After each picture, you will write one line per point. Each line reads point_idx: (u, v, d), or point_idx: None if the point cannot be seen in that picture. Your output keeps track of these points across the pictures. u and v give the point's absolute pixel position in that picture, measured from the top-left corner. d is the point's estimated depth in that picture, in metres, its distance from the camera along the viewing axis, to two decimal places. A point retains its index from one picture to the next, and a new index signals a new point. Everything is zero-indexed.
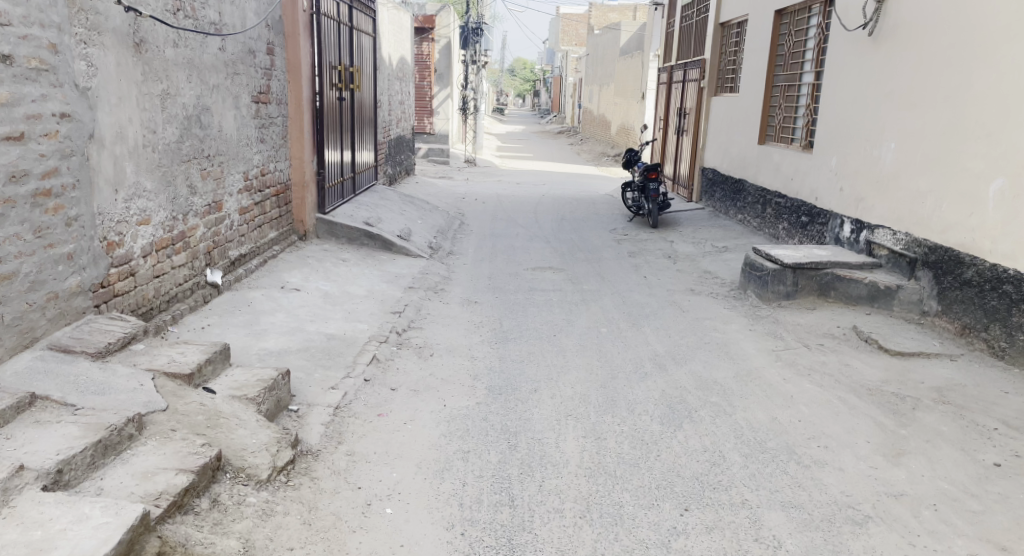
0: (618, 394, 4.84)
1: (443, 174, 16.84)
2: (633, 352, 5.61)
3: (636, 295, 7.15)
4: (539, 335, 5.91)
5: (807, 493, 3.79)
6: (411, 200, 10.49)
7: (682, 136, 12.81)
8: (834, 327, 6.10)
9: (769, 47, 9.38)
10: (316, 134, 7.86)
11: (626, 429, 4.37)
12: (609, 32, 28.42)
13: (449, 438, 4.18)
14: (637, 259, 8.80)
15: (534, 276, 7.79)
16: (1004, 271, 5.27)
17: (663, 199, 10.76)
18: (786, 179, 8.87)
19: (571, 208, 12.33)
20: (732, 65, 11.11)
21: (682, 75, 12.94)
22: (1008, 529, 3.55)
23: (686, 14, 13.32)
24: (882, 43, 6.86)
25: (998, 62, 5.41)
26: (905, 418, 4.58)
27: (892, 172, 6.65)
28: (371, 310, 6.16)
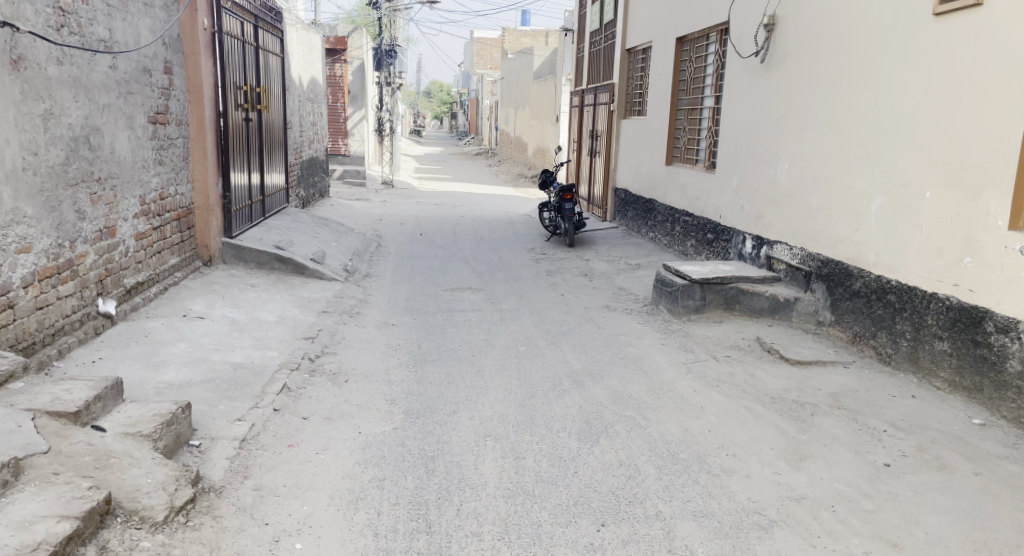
0: (538, 412, 4.96)
1: (359, 196, 16.74)
2: (551, 369, 5.75)
3: (554, 314, 7.31)
4: (457, 356, 5.99)
5: (716, 501, 3.97)
6: (325, 223, 10.43)
7: (595, 157, 13.15)
8: (739, 339, 6.38)
9: (672, 73, 9.80)
10: (221, 155, 7.77)
11: (543, 447, 4.48)
12: (521, 54, 29.04)
13: (364, 466, 4.21)
14: (555, 277, 8.99)
15: (452, 297, 7.88)
16: (887, 281, 5.61)
17: (579, 218, 11.02)
18: (692, 199, 9.22)
19: (489, 228, 12.49)
20: (639, 89, 11.47)
21: (593, 98, 13.31)
22: (898, 526, 3.78)
23: (594, 40, 13.72)
24: (772, 69, 7.27)
25: (871, 87, 5.79)
26: (804, 423, 4.84)
27: (789, 189, 7.01)
28: (282, 337, 6.12)
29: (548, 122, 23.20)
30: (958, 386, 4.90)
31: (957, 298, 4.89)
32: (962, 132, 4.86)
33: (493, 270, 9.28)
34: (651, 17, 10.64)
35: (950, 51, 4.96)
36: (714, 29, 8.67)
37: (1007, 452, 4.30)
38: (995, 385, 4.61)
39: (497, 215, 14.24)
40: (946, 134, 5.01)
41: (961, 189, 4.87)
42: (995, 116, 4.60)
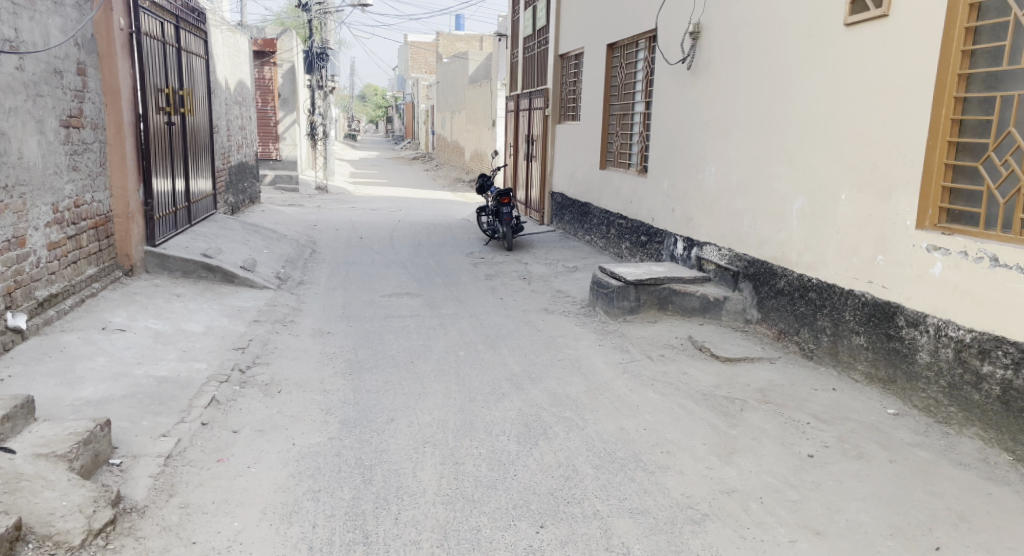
0: (476, 417, 5.02)
1: (292, 201, 16.58)
2: (490, 373, 5.82)
3: (493, 317, 7.39)
4: (395, 363, 6.01)
5: (651, 498, 4.09)
6: (256, 229, 10.26)
7: (531, 162, 13.28)
8: (673, 338, 6.55)
9: (604, 80, 9.99)
10: (142, 160, 7.62)
11: (483, 452, 4.55)
12: (457, 58, 29.08)
13: (298, 478, 4.21)
14: (494, 281, 9.07)
15: (389, 303, 7.89)
16: (808, 279, 5.84)
17: (516, 222, 11.13)
18: (626, 202, 9.40)
19: (427, 233, 12.51)
20: (572, 94, 11.64)
21: (528, 103, 13.45)
22: (822, 512, 3.92)
23: (527, 45, 13.86)
24: (698, 75, 7.49)
25: (790, 93, 6.02)
26: (734, 418, 5.00)
27: (716, 191, 7.22)
28: (209, 348, 6.05)
29: (485, 126, 23.29)
30: (875, 378, 5.12)
31: (872, 294, 5.13)
32: (872, 137, 5.10)
33: (432, 275, 9.32)
34: (582, 24, 10.82)
35: (860, 59, 5.20)
36: (643, 36, 8.88)
37: (918, 439, 4.47)
38: (907, 375, 4.83)
39: (435, 219, 14.27)
40: (858, 138, 5.25)
41: (873, 191, 5.11)
42: (901, 121, 4.84)
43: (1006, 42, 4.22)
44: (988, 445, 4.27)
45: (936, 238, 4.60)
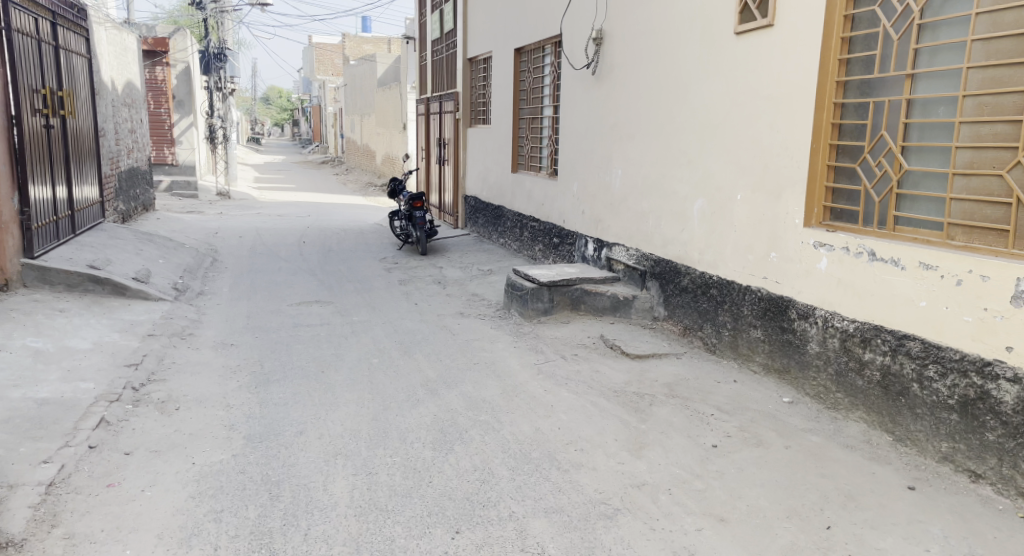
0: (390, 425, 5.02)
1: (191, 208, 16.13)
2: (405, 380, 5.83)
3: (406, 323, 7.40)
4: (305, 374, 5.95)
5: (565, 496, 4.14)
6: (150, 238, 9.89)
7: (444, 165, 13.33)
8: (585, 337, 6.70)
9: (513, 84, 10.13)
10: (16, 166, 7.28)
11: (397, 460, 4.55)
12: (365, 61, 28.84)
13: (197, 499, 4.10)
14: (408, 286, 9.07)
15: (298, 312, 7.81)
16: (709, 277, 6.09)
17: (429, 226, 11.15)
18: (537, 205, 9.56)
19: (337, 239, 12.38)
20: (482, 98, 11.75)
21: (438, 107, 13.50)
22: (727, 500, 4.05)
23: (435, 48, 13.90)
24: (602, 80, 7.69)
25: (688, 98, 6.26)
26: (643, 413, 5.14)
27: (623, 193, 7.43)
28: (98, 366, 5.82)
29: (395, 130, 23.19)
30: (771, 369, 5.39)
31: (767, 289, 5.40)
32: (762, 140, 5.37)
33: (343, 282, 9.26)
34: (489, 29, 10.94)
35: (750, 66, 5.47)
36: (549, 41, 9.06)
37: (811, 425, 4.73)
38: (800, 365, 5.11)
39: (345, 225, 14.14)
40: (750, 141, 5.51)
41: (765, 192, 5.38)
42: (787, 125, 5.11)
43: (877, 51, 4.52)
44: (872, 427, 4.55)
45: (821, 235, 4.88)
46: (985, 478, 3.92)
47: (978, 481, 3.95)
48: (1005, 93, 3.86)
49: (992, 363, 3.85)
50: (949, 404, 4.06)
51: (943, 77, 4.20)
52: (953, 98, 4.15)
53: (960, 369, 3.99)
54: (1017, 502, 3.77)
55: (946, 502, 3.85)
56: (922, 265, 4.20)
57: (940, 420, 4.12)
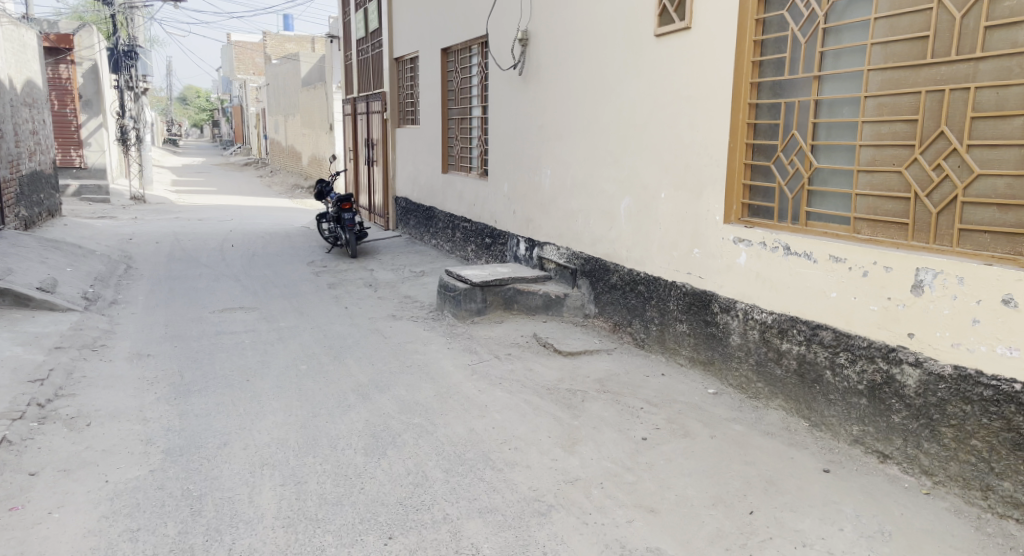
0: (320, 431, 4.95)
1: (103, 213, 15.62)
2: (335, 386, 5.78)
3: (336, 328, 7.34)
4: (228, 383, 5.84)
5: (500, 495, 4.16)
6: (57, 245, 9.54)
7: (372, 166, 13.26)
8: (518, 336, 6.76)
9: (440, 84, 10.15)
10: None
11: (327, 467, 4.47)
12: (287, 60, 28.38)
13: (112, 519, 3.96)
14: (337, 290, 9.00)
15: (220, 319, 7.67)
16: (637, 273, 6.23)
17: (359, 229, 11.07)
18: (469, 206, 9.60)
19: (262, 243, 12.18)
20: (410, 98, 11.73)
21: (365, 107, 13.42)
22: (656, 492, 4.15)
23: (361, 48, 13.80)
24: (529, 81, 7.78)
25: (612, 98, 6.39)
26: (576, 410, 5.22)
27: (552, 193, 7.54)
28: (3, 382, 5.57)
29: (322, 130, 22.91)
30: (696, 361, 5.56)
31: (691, 284, 5.56)
32: (683, 140, 5.53)
33: (268, 287, 9.11)
34: (415, 28, 10.93)
35: (670, 68, 5.62)
36: (476, 41, 9.11)
37: (734, 415, 4.91)
38: (723, 356, 5.28)
39: (271, 228, 13.92)
40: (672, 141, 5.67)
41: (687, 190, 5.54)
42: (706, 125, 5.28)
43: (786, 54, 4.72)
44: (790, 414, 4.75)
45: (740, 231, 5.07)
46: (892, 458, 4.13)
47: (885, 461, 4.16)
48: (902, 93, 4.08)
49: (896, 349, 4.06)
50: (858, 389, 4.27)
51: (847, 79, 4.41)
52: (856, 99, 4.36)
53: (868, 356, 4.20)
54: (920, 480, 3.98)
55: (857, 482, 4.05)
56: (832, 258, 4.40)
57: (851, 405, 4.33)
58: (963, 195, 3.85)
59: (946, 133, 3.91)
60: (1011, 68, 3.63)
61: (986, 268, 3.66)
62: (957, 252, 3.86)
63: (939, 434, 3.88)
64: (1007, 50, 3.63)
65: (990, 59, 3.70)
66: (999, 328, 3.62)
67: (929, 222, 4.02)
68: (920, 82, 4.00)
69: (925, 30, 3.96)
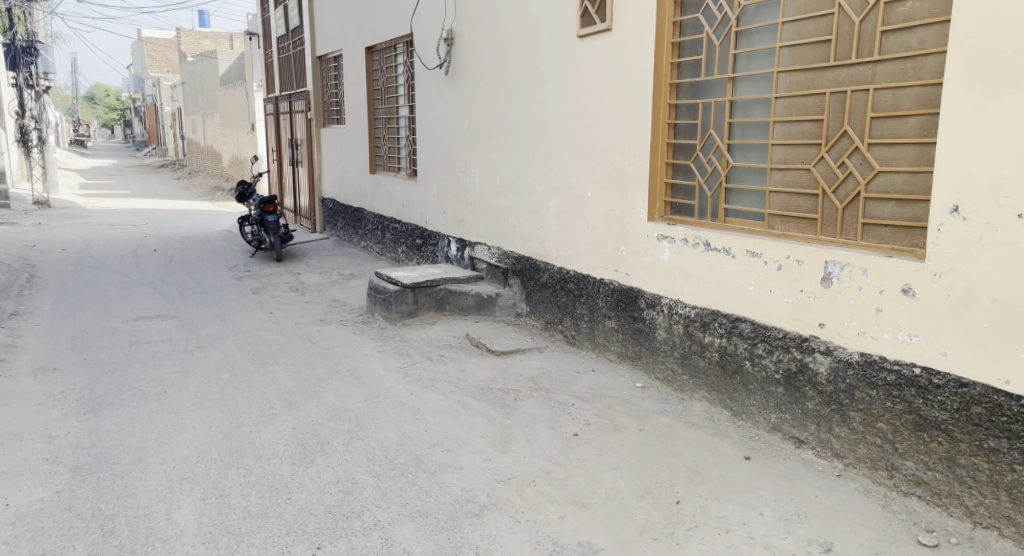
0: (244, 442, 4.87)
1: (4, 220, 14.98)
2: (260, 393, 5.70)
3: (261, 334, 7.23)
4: (144, 395, 5.69)
5: (432, 498, 4.18)
6: None
7: (297, 168, 13.09)
8: (451, 337, 6.79)
9: (366, 83, 10.09)
10: None
11: (252, 479, 4.40)
12: (204, 59, 27.72)
13: (17, 544, 3.81)
14: (261, 295, 8.85)
15: (134, 329, 7.46)
16: (566, 272, 6.33)
17: (284, 231, 10.91)
18: (398, 207, 9.58)
19: (180, 248, 11.88)
20: (335, 98, 11.62)
21: (288, 107, 13.23)
22: (588, 487, 4.23)
23: (281, 46, 13.60)
24: (456, 81, 7.81)
25: (538, 98, 6.47)
26: (509, 408, 5.28)
27: (482, 193, 7.59)
28: None
29: (243, 131, 22.45)
30: (625, 357, 5.68)
31: (618, 281, 5.69)
32: (607, 140, 5.65)
33: (187, 294, 8.90)
34: (338, 26, 10.84)
35: (593, 69, 5.74)
36: (401, 40, 9.10)
37: (661, 407, 5.04)
38: (649, 351, 5.42)
39: (189, 232, 13.59)
40: (597, 140, 5.78)
41: (612, 189, 5.66)
42: (630, 125, 5.41)
43: (703, 56, 4.88)
44: (713, 404, 4.91)
45: (664, 228, 5.21)
46: (807, 442, 4.31)
47: (801, 446, 4.34)
48: (809, 94, 4.26)
49: (810, 339, 4.24)
50: (775, 378, 4.45)
51: (759, 80, 4.59)
52: (767, 100, 4.54)
53: (784, 346, 4.37)
54: (832, 463, 4.17)
55: (776, 467, 4.22)
56: (749, 253, 4.57)
57: (769, 393, 4.50)
58: (865, 191, 4.05)
59: (849, 133, 4.10)
60: (905, 70, 3.83)
61: (887, 260, 3.86)
62: (862, 245, 4.06)
63: (849, 418, 4.07)
64: (900, 54, 3.83)
65: (887, 62, 3.89)
66: (901, 316, 3.82)
67: (836, 217, 4.21)
68: (824, 84, 4.19)
69: (828, 34, 4.14)
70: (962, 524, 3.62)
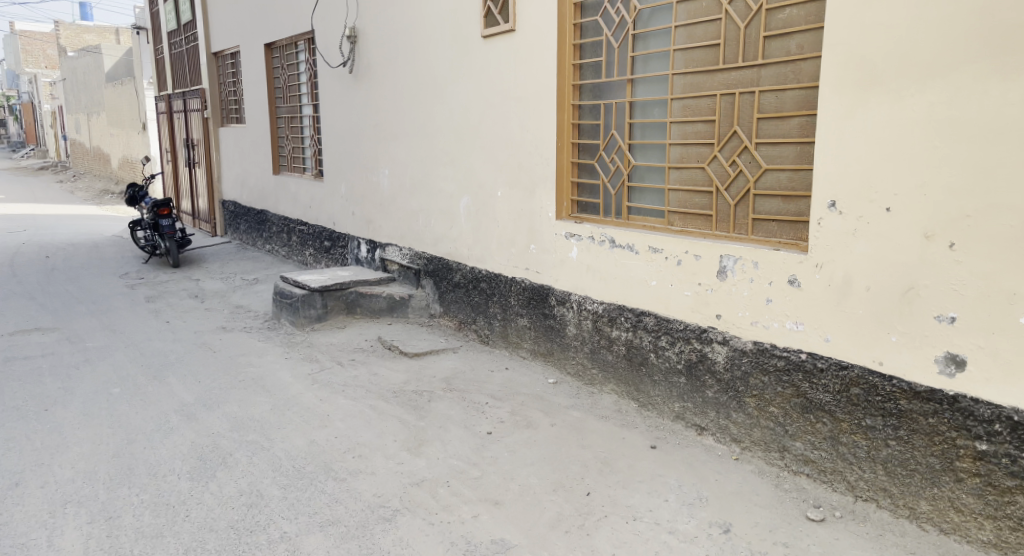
0: (136, 459, 4.73)
1: None
2: (154, 407, 5.54)
3: (155, 345, 7.03)
4: (23, 415, 5.44)
5: (343, 506, 4.17)
6: None
7: (195, 169, 12.74)
8: (362, 341, 6.76)
9: (266, 81, 9.92)
10: None
11: (145, 498, 4.28)
12: (85, 55, 26.52)
13: None
14: (156, 304, 8.60)
15: (12, 344, 7.12)
16: (479, 271, 6.40)
17: (180, 236, 10.62)
18: (304, 208, 9.46)
19: (66, 256, 11.39)
20: (233, 96, 11.38)
21: (181, 105, 12.86)
22: (502, 485, 4.29)
23: (173, 41, 13.21)
24: (361, 79, 7.77)
25: (445, 98, 6.51)
26: (422, 411, 5.30)
27: (391, 194, 7.58)
28: None
29: (134, 131, 21.64)
30: (538, 353, 5.79)
31: (529, 279, 5.78)
32: (514, 139, 5.74)
33: (74, 305, 8.56)
34: (234, 23, 10.61)
35: (497, 69, 5.82)
36: (302, 37, 8.99)
37: (572, 402, 5.16)
38: (561, 347, 5.53)
39: (74, 239, 13.03)
40: (504, 140, 5.86)
41: (521, 188, 5.75)
42: (536, 125, 5.51)
43: (602, 57, 5.02)
44: (621, 397, 5.06)
45: (571, 226, 5.33)
46: (707, 429, 4.50)
47: (703, 433, 4.53)
48: (701, 96, 4.45)
49: (708, 330, 4.43)
50: (677, 368, 4.62)
51: (656, 82, 4.75)
52: (664, 101, 4.71)
53: (685, 337, 4.55)
54: (730, 447, 4.37)
55: (680, 455, 4.38)
56: (651, 249, 4.73)
57: (672, 383, 4.67)
58: (754, 188, 4.25)
59: (738, 133, 4.30)
60: (787, 74, 4.04)
61: (775, 252, 4.07)
62: (752, 239, 4.26)
63: (744, 403, 4.27)
64: (782, 57, 4.04)
65: (771, 66, 4.10)
66: (788, 305, 4.03)
67: (729, 213, 4.40)
68: (715, 85, 4.38)
69: (717, 38, 4.33)
70: (845, 498, 3.85)
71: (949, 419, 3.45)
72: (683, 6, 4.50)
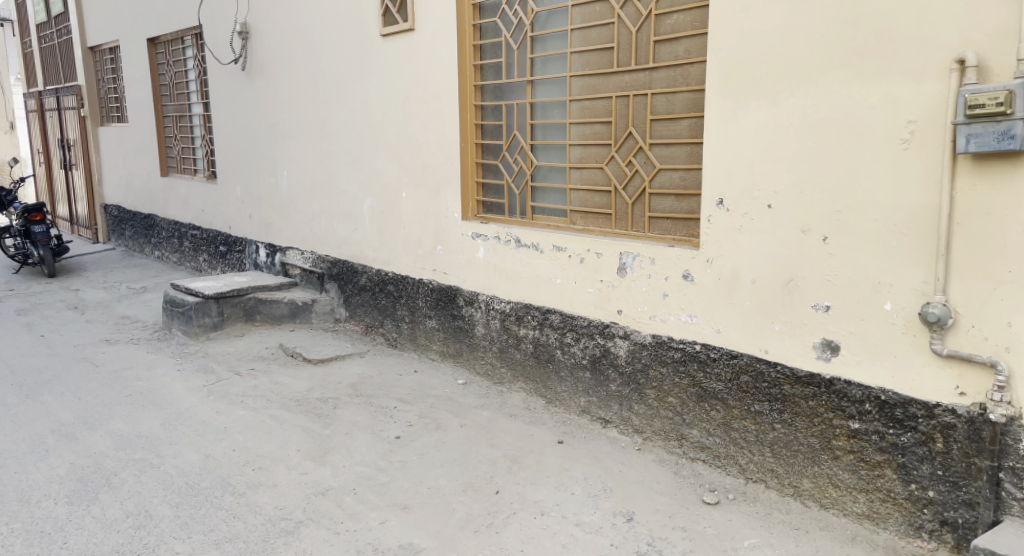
0: (7, 485, 4.44)
1: None
2: (29, 428, 5.21)
3: (29, 361, 6.61)
4: None
5: (241, 521, 4.04)
6: None
7: (71, 171, 12.04)
8: (262, 349, 6.57)
9: (150, 78, 9.49)
10: None
11: (17, 527, 4.02)
12: None
13: None
14: (29, 316, 8.08)
15: None
16: (384, 274, 6.33)
17: (54, 244, 10.01)
18: (197, 212, 9.10)
19: None
20: (113, 94, 10.84)
21: (54, 103, 12.12)
22: (409, 489, 4.27)
23: (43, 35, 12.45)
24: (254, 77, 7.55)
25: (344, 97, 6.41)
26: (327, 418, 5.20)
27: (290, 196, 7.41)
28: None
29: None
30: (446, 355, 5.79)
31: (436, 281, 5.77)
32: (418, 139, 5.71)
33: None
34: (111, 16, 10.10)
35: (397, 68, 5.78)
36: (188, 32, 8.66)
37: (482, 402, 5.18)
38: (470, 347, 5.55)
39: None
40: (407, 140, 5.82)
41: (425, 189, 5.74)
42: (438, 125, 5.50)
43: (502, 59, 5.07)
44: (530, 394, 5.12)
45: (477, 227, 5.35)
46: (612, 421, 4.63)
47: (608, 426, 4.65)
48: (597, 98, 4.55)
49: (610, 325, 4.55)
50: (582, 364, 4.73)
51: (554, 84, 4.83)
52: (562, 102, 4.79)
53: (588, 333, 4.66)
54: (633, 438, 4.51)
55: (586, 448, 4.49)
56: (554, 247, 4.81)
57: (578, 378, 4.77)
58: (650, 188, 4.39)
59: (633, 134, 4.42)
60: (677, 77, 4.19)
61: (670, 249, 4.21)
62: (650, 236, 4.40)
63: (645, 395, 4.41)
64: (672, 61, 4.18)
65: (662, 70, 4.24)
66: (684, 299, 4.19)
67: (627, 212, 4.53)
68: (610, 88, 4.49)
69: (610, 42, 4.45)
70: (737, 480, 4.04)
71: (826, 401, 3.67)
72: (577, 9, 4.59)
